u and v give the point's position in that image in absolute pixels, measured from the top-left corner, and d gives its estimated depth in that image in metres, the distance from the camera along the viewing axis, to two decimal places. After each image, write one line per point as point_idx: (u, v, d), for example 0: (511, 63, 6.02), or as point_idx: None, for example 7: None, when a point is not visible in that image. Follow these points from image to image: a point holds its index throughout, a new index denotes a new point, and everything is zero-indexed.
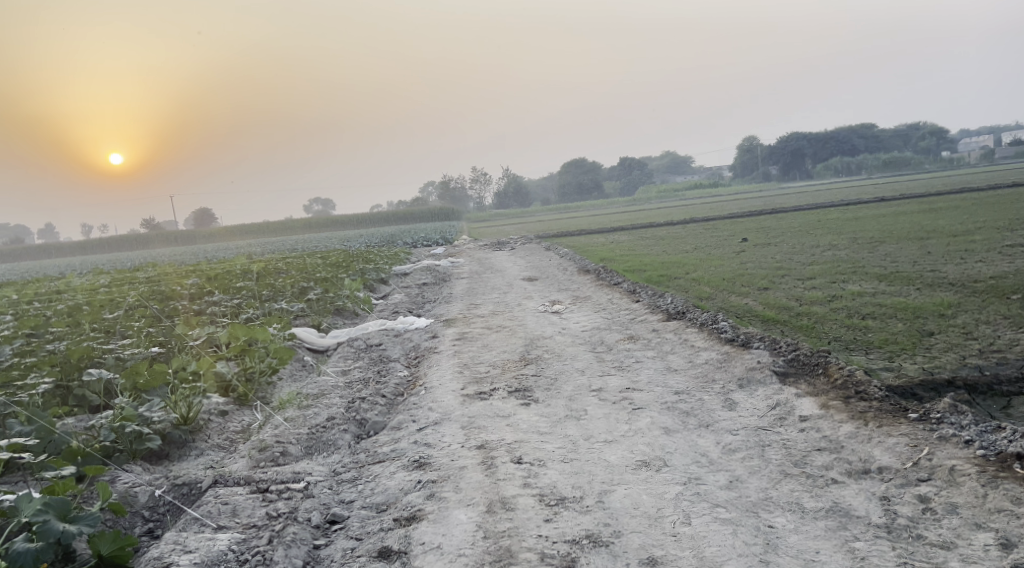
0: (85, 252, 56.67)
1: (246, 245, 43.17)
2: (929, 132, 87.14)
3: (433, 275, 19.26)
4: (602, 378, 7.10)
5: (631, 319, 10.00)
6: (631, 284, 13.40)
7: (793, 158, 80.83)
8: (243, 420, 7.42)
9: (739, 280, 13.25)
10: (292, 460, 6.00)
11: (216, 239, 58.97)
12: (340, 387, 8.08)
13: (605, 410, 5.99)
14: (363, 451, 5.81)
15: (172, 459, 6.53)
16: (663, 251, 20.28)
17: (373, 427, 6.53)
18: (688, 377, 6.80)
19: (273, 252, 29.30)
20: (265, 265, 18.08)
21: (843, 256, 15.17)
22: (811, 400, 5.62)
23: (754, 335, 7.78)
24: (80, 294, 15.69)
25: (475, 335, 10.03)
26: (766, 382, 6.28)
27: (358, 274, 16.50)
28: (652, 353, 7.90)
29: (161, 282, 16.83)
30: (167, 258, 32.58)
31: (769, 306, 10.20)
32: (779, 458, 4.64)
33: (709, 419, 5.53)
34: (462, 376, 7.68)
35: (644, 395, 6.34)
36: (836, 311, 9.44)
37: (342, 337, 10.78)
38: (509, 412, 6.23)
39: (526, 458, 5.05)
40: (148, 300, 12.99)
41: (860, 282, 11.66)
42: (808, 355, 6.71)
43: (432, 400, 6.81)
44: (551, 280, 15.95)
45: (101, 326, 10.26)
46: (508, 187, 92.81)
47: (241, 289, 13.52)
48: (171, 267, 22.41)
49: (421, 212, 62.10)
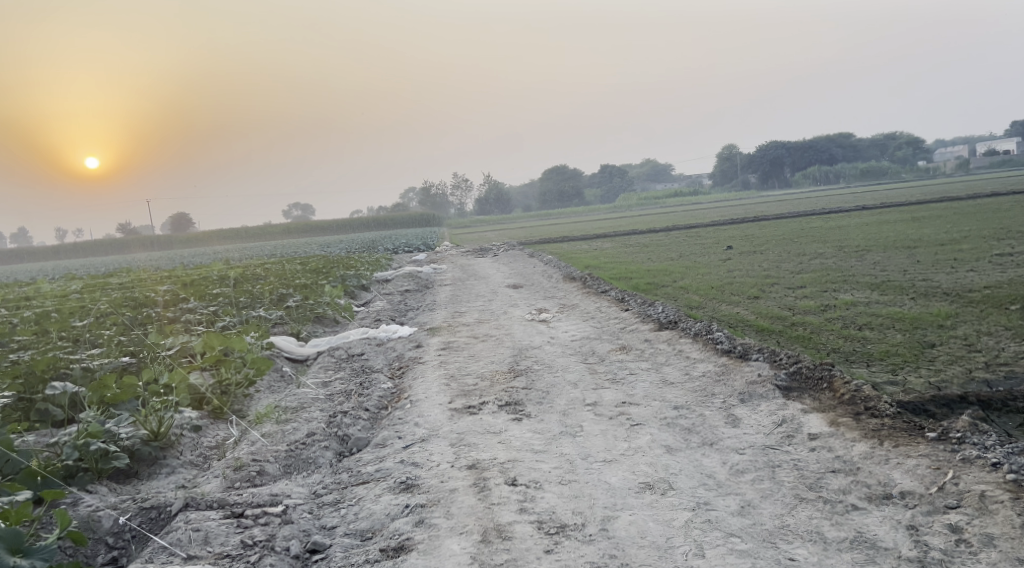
0: (57, 257, 55.67)
1: (223, 249, 42.55)
2: (906, 142, 87.94)
3: (416, 282, 18.88)
4: (596, 391, 6.79)
5: (621, 329, 9.71)
6: (619, 292, 13.11)
7: (773, 166, 81.18)
8: (217, 435, 7.04)
9: (728, 289, 13.00)
10: (270, 480, 5.64)
11: (193, 245, 58.16)
12: (321, 399, 7.71)
13: (602, 426, 5.68)
14: (346, 471, 5.46)
15: (141, 477, 6.16)
16: (649, 258, 20.03)
17: (356, 444, 6.17)
18: (686, 390, 6.51)
19: (252, 257, 28.79)
20: (243, 271, 17.63)
21: (831, 264, 15.00)
22: (819, 417, 5.35)
23: (751, 346, 7.52)
24: (49, 301, 15.18)
25: (460, 345, 9.70)
26: (769, 397, 6.01)
27: (339, 281, 16.11)
28: (646, 365, 7.61)
29: (134, 289, 16.34)
30: (142, 263, 31.96)
31: (763, 315, 9.95)
32: (792, 480, 4.37)
33: (713, 437, 5.25)
34: (450, 389, 7.35)
35: (641, 410, 6.04)
36: (831, 321, 9.20)
37: (323, 346, 10.40)
38: (500, 428, 5.91)
39: (521, 480, 4.74)
40: (120, 307, 12.54)
41: (852, 291, 11.46)
42: (811, 368, 6.44)
43: (418, 415, 6.47)
44: (536, 288, 15.64)
45: (70, 335, 9.83)
46: (489, 194, 92.53)
47: (217, 296, 13.08)
48: (146, 273, 21.87)
49: (402, 217, 61.59)
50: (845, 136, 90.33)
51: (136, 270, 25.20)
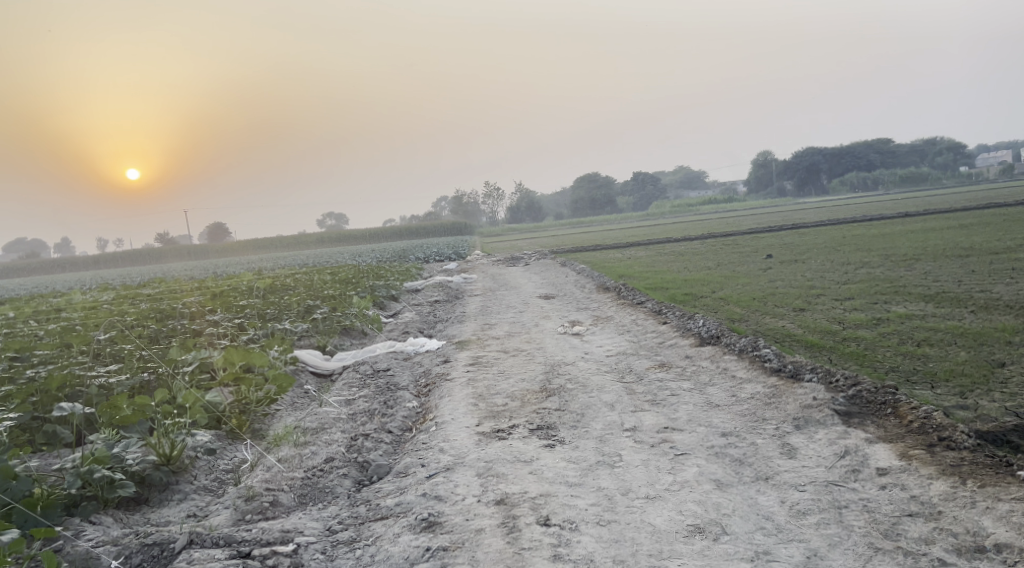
0: (97, 266, 56.54)
1: (258, 259, 42.77)
2: (946, 148, 85.90)
3: (446, 292, 18.51)
4: (635, 414, 6.29)
5: (660, 344, 9.20)
6: (656, 304, 12.57)
7: (809, 174, 79.78)
8: (234, 458, 6.65)
9: (770, 300, 12.40)
10: (282, 512, 5.23)
11: (227, 254, 58.67)
12: (343, 419, 7.30)
13: (643, 456, 5.19)
14: (365, 503, 5.04)
15: (152, 504, 5.80)
16: (685, 267, 19.43)
17: (376, 472, 5.73)
18: (733, 414, 5.99)
19: (284, 266, 28.63)
20: (273, 282, 17.40)
21: (879, 274, 14.31)
22: (887, 448, 4.82)
23: (803, 365, 6.95)
24: (78, 312, 15.02)
25: (489, 360, 9.24)
26: (827, 424, 5.46)
27: (367, 291, 15.77)
28: (689, 385, 7.08)
29: (163, 299, 16.17)
30: (174, 273, 32.10)
31: (811, 329, 9.38)
32: (863, 526, 3.91)
33: (768, 470, 4.73)
34: (478, 409, 6.90)
35: (686, 437, 5.54)
36: (886, 336, 8.59)
37: (348, 360, 10.04)
38: (532, 455, 5.45)
39: (555, 519, 4.30)
40: (145, 319, 12.32)
41: (905, 303, 10.81)
42: (872, 392, 5.86)
43: (444, 439, 6.02)
44: (568, 298, 15.15)
45: (92, 349, 9.59)
46: (521, 202, 92.27)
47: (244, 307, 12.81)
48: (177, 283, 21.75)
49: (434, 225, 61.47)
50: (883, 141, 88.48)
51: (167, 279, 25.18)
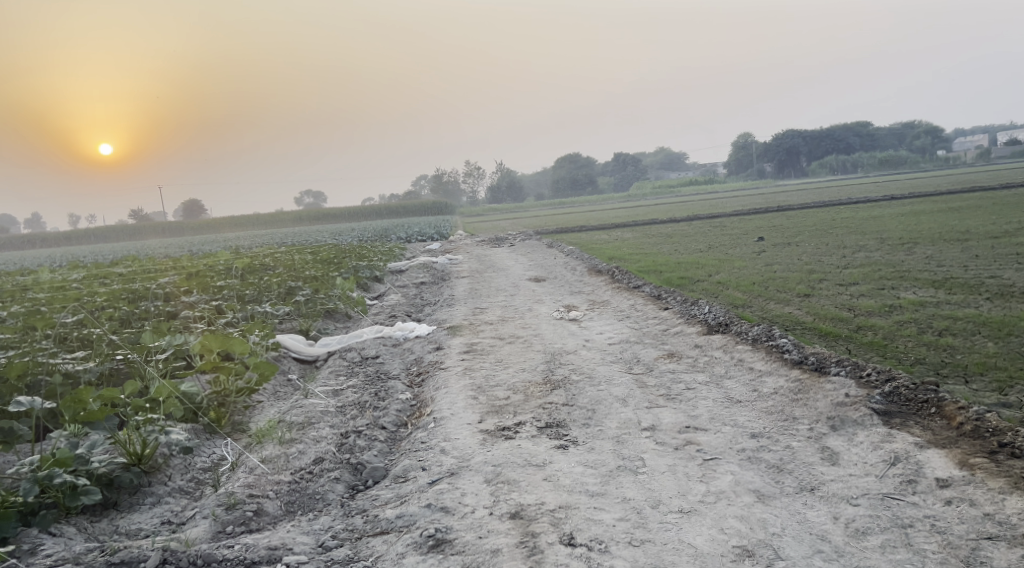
0: (70, 243, 55.25)
1: (233, 237, 41.73)
2: (925, 132, 85.96)
3: (431, 274, 17.85)
4: (652, 410, 5.79)
5: (664, 331, 8.70)
6: (654, 288, 12.06)
7: (789, 156, 79.69)
8: (213, 455, 6.05)
9: (771, 284, 11.92)
10: (268, 523, 4.70)
11: (203, 232, 57.44)
12: (330, 413, 6.73)
13: (668, 461, 4.69)
14: (363, 511, 4.56)
15: (121, 509, 5.23)
16: (676, 250, 18.97)
17: (371, 476, 5.18)
18: (760, 412, 5.51)
19: (264, 245, 27.80)
20: (251, 261, 16.65)
21: (880, 258, 13.92)
22: (943, 455, 4.40)
23: (828, 358, 6.49)
24: (44, 292, 14.20)
25: (484, 348, 8.68)
26: (867, 425, 5.01)
27: (351, 272, 15.12)
28: (704, 378, 6.60)
29: (136, 279, 15.36)
30: (148, 251, 31.14)
31: (822, 315, 8.94)
32: (937, 551, 3.67)
33: (813, 480, 4.28)
34: (479, 403, 6.38)
35: (712, 438, 5.05)
36: (904, 324, 8.15)
37: (334, 346, 9.46)
38: (545, 459, 4.92)
39: (580, 538, 3.91)
40: (117, 301, 11.59)
41: (913, 289, 10.40)
42: (910, 389, 5.39)
43: (444, 438, 5.49)
44: (559, 282, 14.59)
45: (58, 334, 8.89)
46: (502, 182, 91.34)
47: (221, 288, 12.11)
48: (151, 262, 20.92)
49: (414, 205, 60.60)
50: (864, 124, 88.41)
51: (139, 257, 24.23)
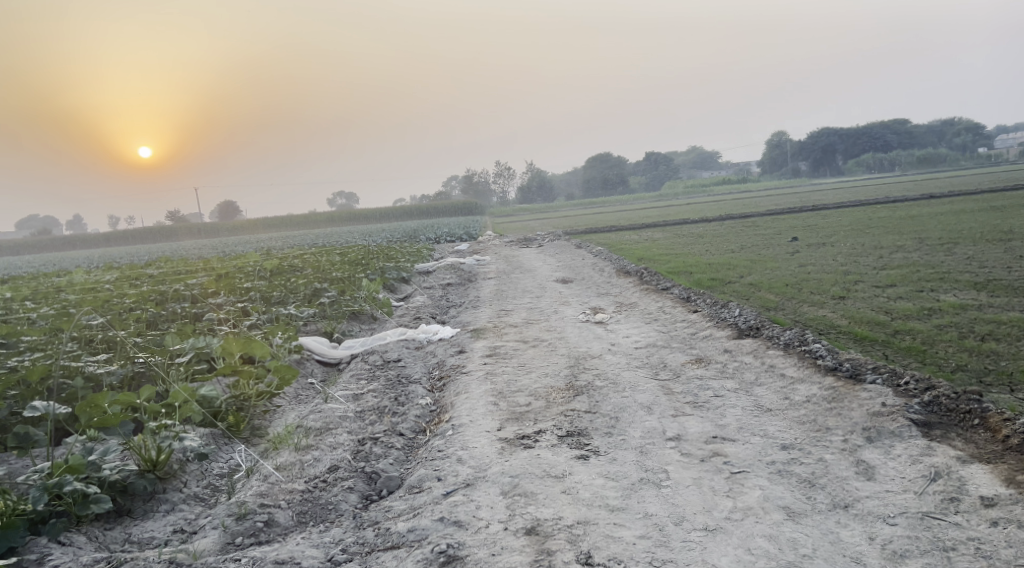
0: (108, 244, 56.11)
1: (266, 238, 42.02)
2: (965, 129, 84.03)
3: (458, 275, 17.73)
4: (677, 418, 5.58)
5: (693, 335, 8.46)
6: (684, 290, 11.80)
7: (824, 154, 78.38)
8: (230, 461, 5.95)
9: (805, 286, 11.59)
10: (279, 534, 4.58)
11: (237, 232, 57.95)
12: (349, 419, 6.60)
13: (694, 473, 4.48)
14: (377, 522, 4.43)
15: (135, 517, 5.14)
16: (707, 250, 18.62)
17: (385, 485, 5.04)
18: (792, 422, 5.26)
19: (293, 246, 27.85)
20: (280, 262, 16.63)
21: (918, 259, 13.48)
22: (987, 471, 4.15)
23: (863, 364, 6.21)
24: (75, 294, 14.28)
25: (508, 351, 8.50)
26: (905, 437, 4.75)
27: (377, 274, 15.03)
28: (734, 385, 6.36)
29: (166, 281, 15.41)
30: (182, 252, 31.42)
31: (857, 319, 8.63)
32: None
33: (847, 497, 4.06)
34: (499, 409, 6.21)
35: (740, 450, 4.82)
36: (945, 329, 7.82)
37: (357, 349, 9.35)
38: (564, 470, 4.73)
39: (598, 557, 3.74)
40: (144, 302, 11.59)
41: (954, 292, 10.01)
42: (952, 399, 5.11)
43: (462, 446, 5.33)
44: (587, 283, 14.37)
45: (82, 336, 8.86)
46: (533, 182, 91.14)
47: (248, 290, 12.08)
48: (183, 263, 21.06)
49: (444, 206, 60.64)
50: (901, 121, 86.68)
51: (172, 258, 24.42)
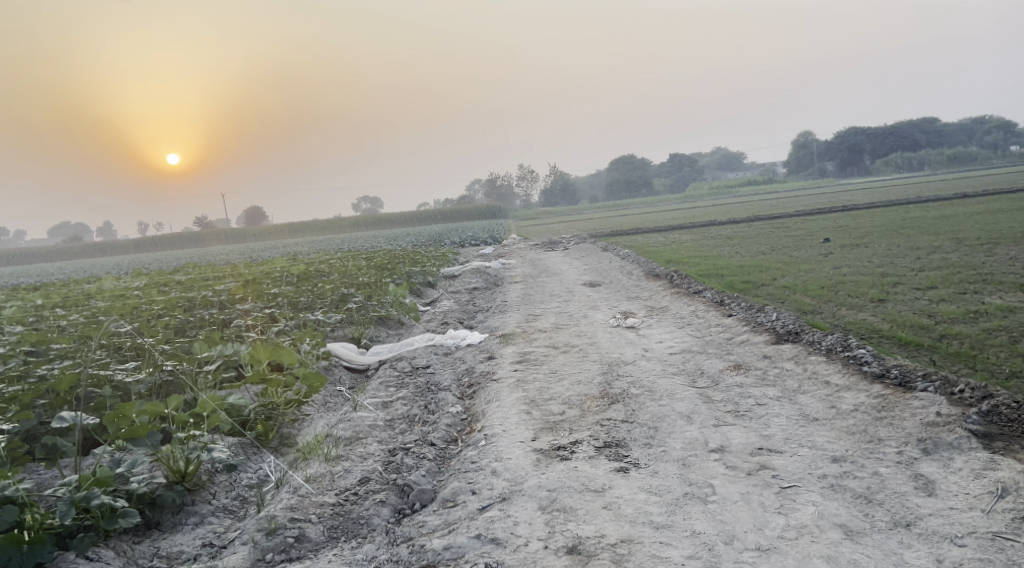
0: (137, 250, 56.66)
1: (291, 244, 42.11)
2: (997, 127, 82.43)
3: (484, 279, 17.56)
4: (720, 428, 5.36)
5: (729, 340, 8.21)
6: (716, 293, 11.53)
7: (851, 154, 77.26)
8: (259, 472, 5.82)
9: (842, 289, 11.28)
10: (309, 550, 4.44)
11: (263, 237, 58.27)
12: (378, 428, 6.45)
13: (741, 487, 4.27)
14: (412, 538, 4.28)
15: (164, 530, 5.04)
16: (737, 252, 18.30)
17: (418, 499, 4.88)
18: (841, 432, 5.03)
19: (319, 251, 27.80)
20: (306, 268, 16.55)
21: (958, 261, 13.09)
22: None
23: (913, 371, 5.96)
24: (103, 301, 14.28)
25: (539, 358, 8.31)
26: (964, 450, 4.52)
27: (404, 278, 14.90)
28: (776, 392, 6.12)
29: (193, 287, 15.38)
30: (209, 258, 31.53)
31: (900, 323, 8.33)
32: None
33: (908, 516, 3.85)
34: (533, 418, 6.03)
35: (789, 462, 4.60)
36: (993, 333, 7.52)
37: (385, 355, 9.21)
38: (604, 484, 4.53)
39: None
40: (172, 309, 11.54)
41: (999, 294, 9.66)
42: (1011, 409, 4.86)
43: (497, 457, 5.16)
44: (615, 287, 14.13)
45: (111, 344, 8.79)
46: (557, 185, 90.81)
47: (274, 296, 12.00)
48: (210, 269, 21.08)
49: (468, 209, 60.51)
50: (930, 119, 85.26)
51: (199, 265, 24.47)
